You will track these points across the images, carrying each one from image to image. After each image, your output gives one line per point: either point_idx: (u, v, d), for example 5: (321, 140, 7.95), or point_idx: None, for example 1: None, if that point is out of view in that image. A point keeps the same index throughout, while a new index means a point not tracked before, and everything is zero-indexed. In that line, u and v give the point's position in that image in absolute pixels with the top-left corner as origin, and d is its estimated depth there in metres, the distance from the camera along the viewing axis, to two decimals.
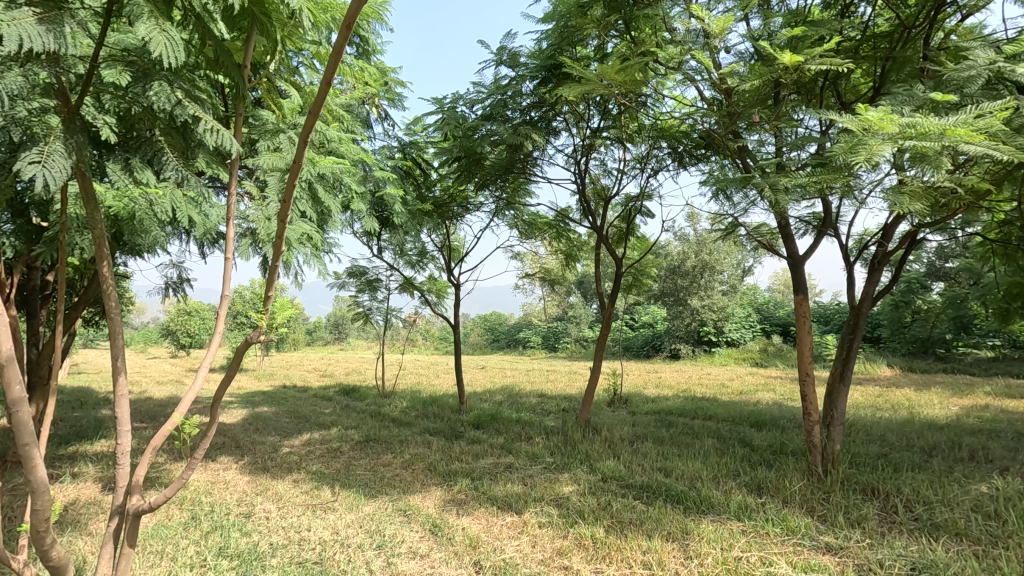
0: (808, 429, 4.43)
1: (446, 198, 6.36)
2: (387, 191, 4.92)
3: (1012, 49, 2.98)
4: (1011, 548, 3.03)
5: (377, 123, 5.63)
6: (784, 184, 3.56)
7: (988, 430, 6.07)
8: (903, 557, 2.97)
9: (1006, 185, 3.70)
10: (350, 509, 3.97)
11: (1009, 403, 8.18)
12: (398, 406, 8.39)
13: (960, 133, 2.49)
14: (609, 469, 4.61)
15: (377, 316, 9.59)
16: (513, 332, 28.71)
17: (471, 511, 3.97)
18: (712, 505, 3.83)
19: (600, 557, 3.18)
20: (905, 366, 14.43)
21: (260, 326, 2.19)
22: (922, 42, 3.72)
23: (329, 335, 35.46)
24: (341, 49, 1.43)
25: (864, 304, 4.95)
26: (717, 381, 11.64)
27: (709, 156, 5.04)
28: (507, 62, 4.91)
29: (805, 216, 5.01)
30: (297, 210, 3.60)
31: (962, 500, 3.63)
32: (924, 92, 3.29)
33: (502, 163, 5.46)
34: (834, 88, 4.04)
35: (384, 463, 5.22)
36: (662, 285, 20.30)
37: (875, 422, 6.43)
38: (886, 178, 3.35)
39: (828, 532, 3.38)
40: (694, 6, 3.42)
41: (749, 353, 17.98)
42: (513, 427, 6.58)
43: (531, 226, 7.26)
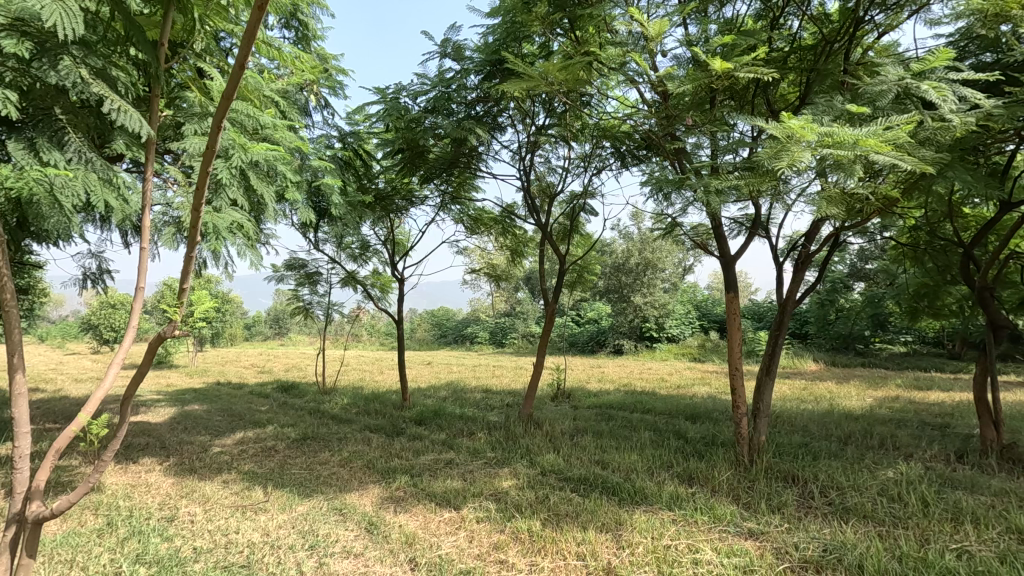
0: (735, 421, 4.63)
1: (390, 191, 6.25)
2: (325, 182, 4.76)
3: (919, 67, 3.21)
4: (909, 529, 3.28)
5: (317, 112, 5.44)
6: (716, 187, 3.71)
7: (898, 419, 6.58)
8: (816, 540, 3.16)
9: (914, 194, 3.99)
10: (283, 509, 3.85)
11: (916, 394, 8.90)
12: (338, 402, 8.18)
13: (870, 144, 2.70)
14: (548, 463, 4.68)
15: (318, 310, 9.33)
16: (460, 328, 28.67)
17: (408, 508, 3.93)
18: (645, 495, 3.96)
19: (535, 549, 3.22)
20: (829, 360, 15.40)
21: (175, 321, 2.08)
22: (843, 56, 3.95)
23: (268, 330, 34.23)
24: (254, 33, 1.40)
25: (789, 302, 5.23)
26: (657, 376, 12.03)
27: (649, 157, 5.16)
28: (452, 54, 4.86)
29: (738, 217, 5.23)
30: (227, 198, 3.43)
31: (870, 485, 3.92)
32: (841, 103, 3.50)
33: (446, 157, 5.42)
34: (764, 96, 4.23)
35: (320, 461, 5.08)
36: (606, 281, 20.72)
37: (799, 413, 6.82)
38: (810, 184, 3.53)
39: (750, 518, 3.56)
40: (633, 9, 3.49)
41: (688, 349, 18.65)
42: (455, 423, 6.56)
43: (477, 221, 7.24)
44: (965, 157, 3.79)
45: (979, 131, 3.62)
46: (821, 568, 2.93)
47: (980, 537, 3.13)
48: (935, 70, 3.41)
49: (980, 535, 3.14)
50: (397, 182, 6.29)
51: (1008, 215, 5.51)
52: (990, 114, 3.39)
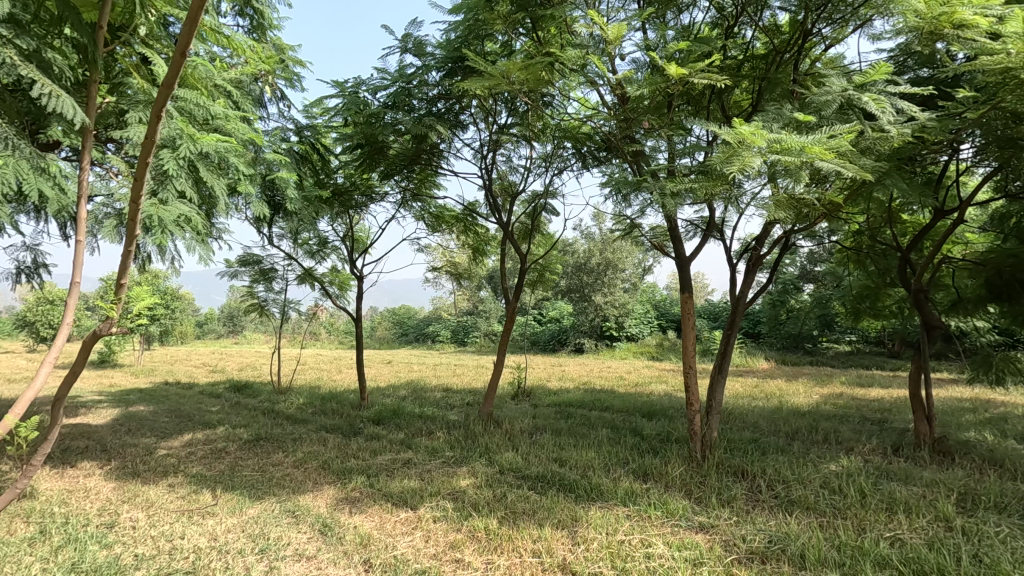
0: (689, 418, 4.75)
1: (349, 186, 6.13)
2: (280, 176, 4.63)
3: (861, 79, 3.37)
4: (849, 519, 3.44)
5: (273, 103, 5.28)
6: (671, 189, 3.80)
7: (840, 415, 6.91)
8: (762, 532, 3.28)
9: (857, 200, 4.17)
10: (232, 513, 3.73)
11: (859, 391, 9.34)
12: (293, 402, 7.97)
13: (815, 151, 2.83)
14: (506, 461, 4.70)
15: (274, 308, 9.08)
16: (421, 328, 28.43)
17: (364, 509, 3.88)
18: (601, 492, 4.02)
19: (491, 547, 3.23)
20: (779, 359, 15.99)
21: (112, 317, 2.16)
22: (792, 66, 4.11)
23: (221, 328, 33.10)
24: (187, 43, 1.60)
25: (741, 302, 5.40)
26: (615, 374, 12.22)
27: (609, 159, 5.22)
28: (413, 50, 4.80)
29: (694, 219, 5.36)
30: (174, 190, 3.31)
31: (814, 478, 4.09)
32: (790, 112, 3.64)
33: (407, 154, 5.35)
34: (719, 102, 4.34)
35: (274, 463, 4.94)
36: (568, 281, 20.92)
37: (750, 410, 7.06)
38: (761, 190, 3.65)
39: (701, 512, 3.67)
40: (593, 12, 3.53)
41: (646, 347, 19.04)
42: (414, 422, 6.50)
43: (438, 219, 7.18)
44: (903, 166, 3.99)
45: (915, 142, 3.83)
46: (766, 558, 3.04)
47: (912, 525, 3.31)
48: (875, 83, 3.58)
49: (912, 523, 3.32)
50: (356, 178, 6.17)
51: (941, 222, 5.85)
52: (925, 127, 3.59)
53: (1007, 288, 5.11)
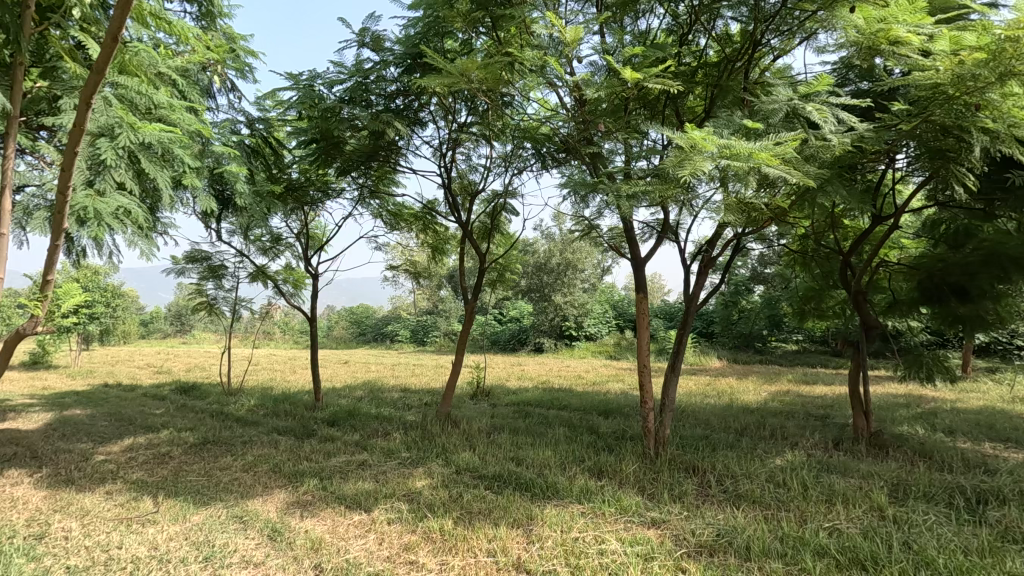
0: (643, 416, 4.85)
1: (304, 181, 5.98)
2: (230, 169, 4.46)
3: (805, 90, 3.52)
4: (791, 511, 3.59)
5: (222, 94, 5.08)
6: (626, 191, 3.87)
7: (786, 411, 7.21)
8: (711, 525, 3.38)
9: (802, 205, 4.35)
10: (175, 520, 3.57)
11: (804, 389, 9.76)
12: (244, 404, 7.72)
13: (762, 157, 2.93)
14: (463, 461, 4.68)
15: (224, 306, 8.76)
16: (380, 327, 28.07)
17: (316, 512, 3.79)
18: (557, 489, 4.06)
19: (446, 548, 3.21)
20: (730, 358, 16.53)
21: (38, 317, 2.05)
22: (742, 75, 4.25)
23: (168, 327, 31.74)
24: (120, 27, 1.58)
25: (693, 303, 5.55)
26: (574, 373, 12.39)
27: (568, 160, 5.27)
28: (370, 44, 4.72)
29: (650, 221, 5.47)
30: (112, 181, 3.15)
31: (760, 472, 4.25)
32: (740, 119, 3.76)
33: (364, 150, 5.26)
34: (674, 107, 4.45)
35: (221, 467, 4.77)
36: (528, 280, 21.03)
37: (703, 407, 7.27)
38: (713, 194, 3.76)
39: (654, 508, 3.75)
40: (551, 13, 3.55)
41: (605, 347, 19.36)
42: (370, 423, 6.40)
43: (397, 217, 7.09)
44: (843, 174, 4.19)
45: (855, 151, 4.03)
46: (714, 551, 3.14)
47: (848, 515, 3.48)
48: (819, 93, 3.75)
49: (849, 514, 3.49)
50: (311, 173, 6.02)
51: (879, 228, 6.17)
52: (863, 136, 3.78)
53: (937, 291, 5.43)
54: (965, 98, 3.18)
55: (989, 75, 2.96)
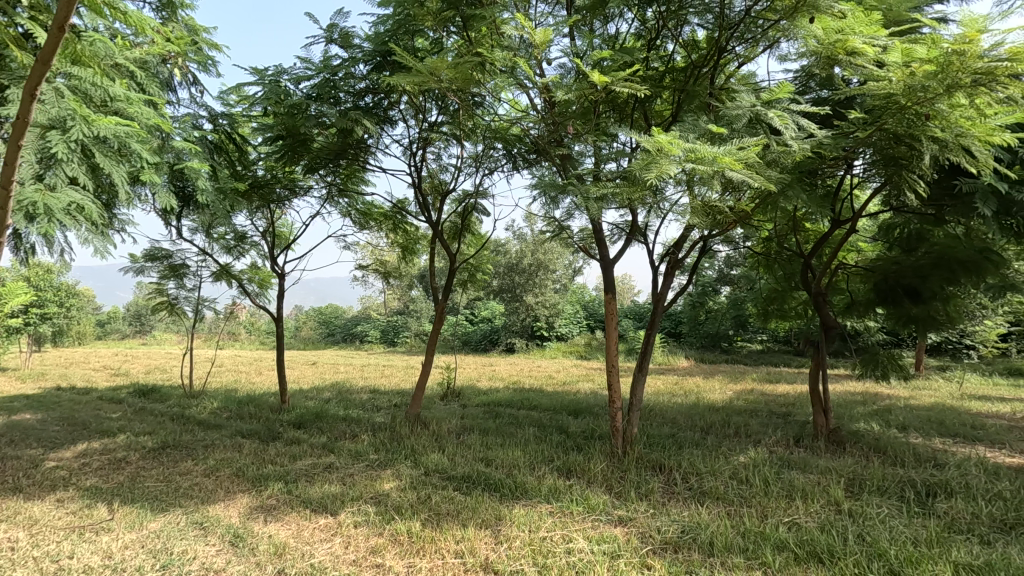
0: (611, 415, 4.90)
1: (270, 179, 5.85)
2: (190, 165, 4.32)
3: (766, 97, 3.63)
4: (753, 507, 3.68)
5: (183, 88, 4.93)
6: (595, 193, 3.91)
7: (750, 410, 7.39)
8: (676, 522, 3.44)
9: (765, 209, 4.47)
10: (131, 528, 3.44)
11: (768, 387, 10.02)
12: (207, 407, 7.50)
13: (725, 161, 3.00)
14: (432, 463, 4.64)
15: (186, 306, 8.49)
16: (349, 328, 27.70)
17: (280, 517, 3.71)
18: (526, 489, 4.07)
19: (413, 550, 3.19)
20: (698, 357, 16.87)
21: None
22: (708, 81, 4.33)
23: (126, 327, 30.63)
24: (66, 16, 1.52)
25: (661, 303, 5.64)
26: (545, 373, 12.46)
27: (539, 161, 5.30)
28: (338, 41, 4.65)
29: (618, 223, 5.54)
30: (64, 175, 3.05)
31: (724, 470, 4.35)
32: (705, 123, 3.84)
33: (332, 148, 5.18)
34: (642, 111, 4.52)
35: (181, 472, 4.63)
36: (500, 281, 21.02)
37: (670, 406, 7.40)
38: (679, 197, 3.83)
39: (621, 506, 3.79)
40: (521, 15, 3.56)
41: (576, 347, 19.53)
42: (338, 425, 6.30)
43: (366, 216, 7.00)
44: (804, 179, 4.32)
45: (815, 157, 4.16)
46: (679, 547, 3.19)
47: (807, 510, 3.59)
48: (780, 100, 3.86)
49: (808, 508, 3.60)
50: (277, 170, 5.89)
51: (837, 231, 6.39)
52: (822, 143, 3.91)
53: (891, 292, 5.65)
54: (915, 109, 3.32)
55: (937, 87, 3.10)
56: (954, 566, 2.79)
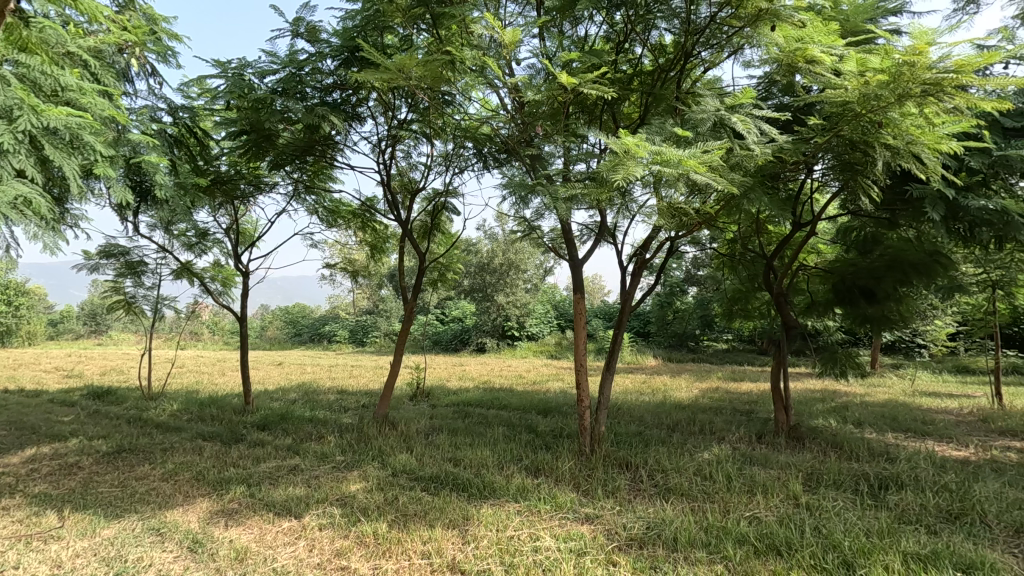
0: (579, 414, 4.94)
1: (234, 175, 5.71)
2: (148, 159, 4.18)
3: (730, 101, 3.72)
4: (716, 502, 3.77)
5: (141, 79, 4.76)
6: (563, 194, 3.94)
7: (714, 407, 7.57)
8: (641, 519, 3.50)
9: (729, 211, 4.57)
10: (82, 535, 3.31)
11: (732, 385, 10.28)
12: (166, 409, 7.27)
13: (690, 164, 3.07)
14: (400, 464, 4.60)
15: (144, 305, 8.19)
16: (317, 328, 27.27)
17: (242, 521, 3.62)
18: (494, 489, 4.07)
19: (379, 552, 3.15)
20: (665, 357, 17.16)
21: None
22: (675, 84, 4.41)
23: (81, 327, 29.42)
24: None
25: (629, 303, 5.70)
26: (515, 373, 12.49)
27: (509, 161, 5.31)
28: (305, 35, 4.56)
29: (587, 223, 5.59)
30: (10, 168, 2.89)
31: (689, 466, 4.43)
32: (671, 126, 3.92)
33: (298, 144, 5.08)
34: (611, 113, 4.58)
35: (138, 476, 4.47)
36: (471, 280, 20.97)
37: (637, 405, 7.50)
38: (647, 199, 3.89)
39: (587, 504, 3.84)
40: (490, 13, 3.56)
41: (546, 347, 19.65)
42: (304, 427, 6.19)
43: (334, 213, 6.89)
44: (766, 183, 4.44)
45: (776, 162, 4.28)
46: (643, 543, 3.24)
47: (767, 504, 3.69)
48: (743, 105, 3.96)
49: (768, 502, 3.71)
50: (242, 166, 5.75)
51: (798, 234, 6.59)
52: (782, 148, 4.03)
53: (849, 293, 5.86)
54: (870, 116, 3.46)
55: (889, 96, 3.24)
56: (903, 556, 2.91)
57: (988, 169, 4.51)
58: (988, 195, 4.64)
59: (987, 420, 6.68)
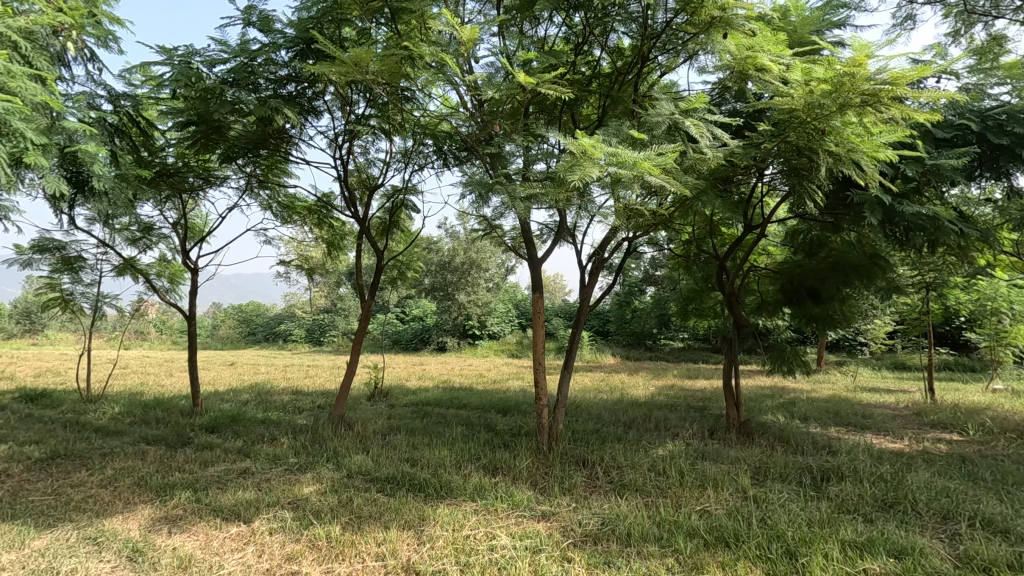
0: (538, 412, 4.97)
1: (181, 167, 5.48)
2: (86, 149, 3.96)
3: (684, 105, 3.82)
4: (669, 497, 3.87)
5: (79, 64, 4.49)
6: (522, 193, 3.95)
7: (670, 404, 7.74)
8: (597, 515, 3.55)
9: (684, 213, 4.68)
10: (9, 548, 3.11)
11: (687, 383, 10.56)
12: (106, 412, 6.91)
13: (645, 166, 3.13)
14: (355, 465, 4.52)
15: (83, 303, 7.76)
16: (272, 327, 26.62)
17: (186, 527, 3.48)
18: (451, 489, 4.04)
19: (332, 555, 3.09)
20: (624, 355, 17.47)
21: None
22: (632, 87, 4.51)
23: (13, 326, 27.65)
24: None
25: (587, 303, 5.76)
26: (476, 372, 12.46)
27: (469, 159, 5.31)
28: (257, 24, 4.42)
29: (547, 223, 5.62)
30: None
31: (644, 463, 4.52)
32: (627, 128, 4.00)
33: (251, 137, 4.92)
34: (570, 113, 4.62)
35: (73, 483, 4.23)
36: (432, 279, 20.79)
37: (595, 402, 7.60)
38: (605, 199, 3.93)
39: (544, 501, 3.87)
40: (449, 10, 3.54)
41: (507, 346, 19.70)
42: (255, 429, 6.00)
43: (288, 209, 6.69)
44: (718, 186, 4.57)
45: (728, 165, 4.41)
46: (598, 539, 3.29)
47: (718, 498, 3.81)
48: (697, 110, 4.07)
49: (718, 496, 3.83)
50: (190, 158, 5.52)
51: (750, 236, 6.82)
52: (733, 152, 4.16)
53: (796, 293, 6.10)
54: (814, 124, 3.61)
55: (831, 105, 3.41)
56: (842, 543, 3.05)
57: (922, 177, 4.79)
58: (921, 201, 4.92)
59: (920, 414, 7.07)
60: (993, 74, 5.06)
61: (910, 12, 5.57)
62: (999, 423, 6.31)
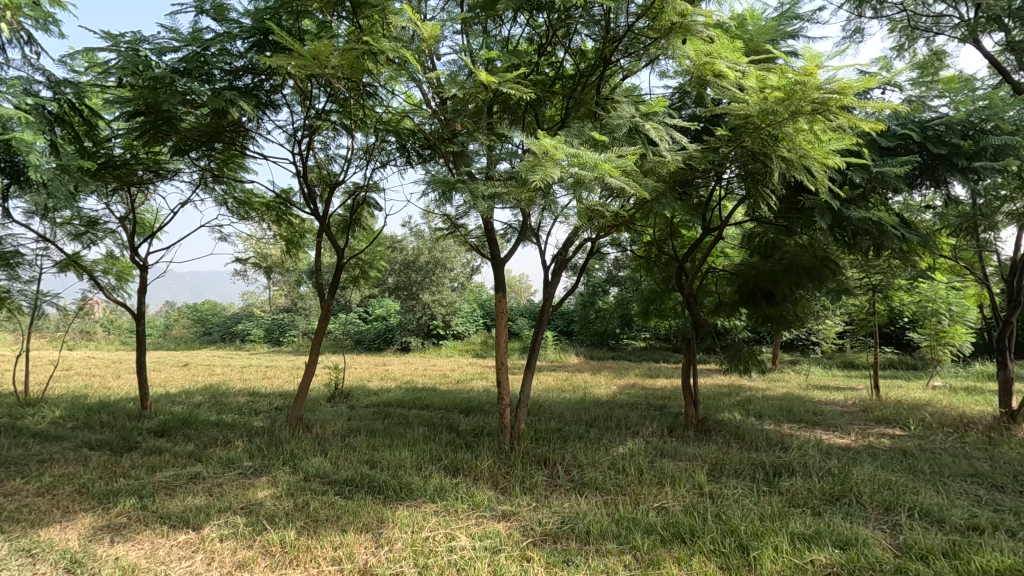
0: (500, 412, 4.97)
1: (129, 159, 5.24)
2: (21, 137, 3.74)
3: (644, 108, 3.88)
4: (628, 494, 3.92)
5: (14, 47, 4.23)
6: (484, 193, 3.94)
7: (630, 403, 7.87)
8: (557, 514, 3.57)
9: (644, 216, 4.75)
10: None
11: (648, 381, 10.75)
12: (46, 416, 6.56)
13: (605, 168, 3.16)
14: (313, 467, 4.42)
15: (21, 301, 7.34)
16: (229, 326, 25.87)
17: (131, 536, 3.32)
18: (411, 490, 4.00)
19: (287, 560, 3.01)
20: (587, 354, 17.65)
21: None
22: (595, 89, 4.56)
23: None
24: None
25: (551, 303, 5.78)
26: (439, 371, 12.38)
27: (432, 157, 5.26)
28: (211, 12, 4.26)
29: (510, 222, 5.61)
30: None
31: (604, 461, 4.58)
32: (589, 130, 4.03)
33: (204, 129, 4.73)
34: (534, 113, 4.64)
35: (7, 492, 3.99)
36: (396, 278, 20.55)
37: (557, 402, 7.66)
38: (568, 200, 3.95)
39: (504, 501, 3.86)
40: (410, 5, 3.49)
41: (472, 346, 19.66)
42: (208, 432, 5.79)
43: (245, 205, 6.49)
44: (677, 189, 4.66)
45: (687, 169, 4.50)
46: (558, 538, 3.30)
47: (675, 494, 3.89)
48: (657, 114, 4.13)
49: (675, 492, 3.91)
50: (138, 150, 5.28)
51: (708, 238, 6.98)
52: (692, 155, 4.24)
53: (752, 294, 6.28)
54: (768, 130, 3.72)
55: (784, 112, 3.52)
56: (791, 536, 3.16)
57: (868, 183, 5.01)
58: (868, 207, 5.14)
59: (866, 410, 7.39)
60: (934, 87, 5.33)
61: (859, 25, 5.81)
62: (937, 418, 6.66)
